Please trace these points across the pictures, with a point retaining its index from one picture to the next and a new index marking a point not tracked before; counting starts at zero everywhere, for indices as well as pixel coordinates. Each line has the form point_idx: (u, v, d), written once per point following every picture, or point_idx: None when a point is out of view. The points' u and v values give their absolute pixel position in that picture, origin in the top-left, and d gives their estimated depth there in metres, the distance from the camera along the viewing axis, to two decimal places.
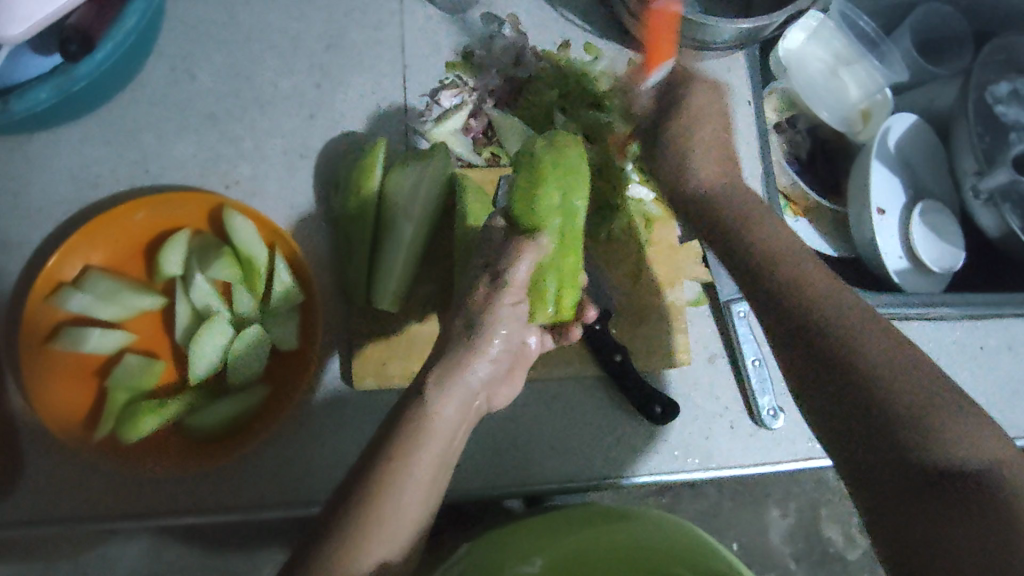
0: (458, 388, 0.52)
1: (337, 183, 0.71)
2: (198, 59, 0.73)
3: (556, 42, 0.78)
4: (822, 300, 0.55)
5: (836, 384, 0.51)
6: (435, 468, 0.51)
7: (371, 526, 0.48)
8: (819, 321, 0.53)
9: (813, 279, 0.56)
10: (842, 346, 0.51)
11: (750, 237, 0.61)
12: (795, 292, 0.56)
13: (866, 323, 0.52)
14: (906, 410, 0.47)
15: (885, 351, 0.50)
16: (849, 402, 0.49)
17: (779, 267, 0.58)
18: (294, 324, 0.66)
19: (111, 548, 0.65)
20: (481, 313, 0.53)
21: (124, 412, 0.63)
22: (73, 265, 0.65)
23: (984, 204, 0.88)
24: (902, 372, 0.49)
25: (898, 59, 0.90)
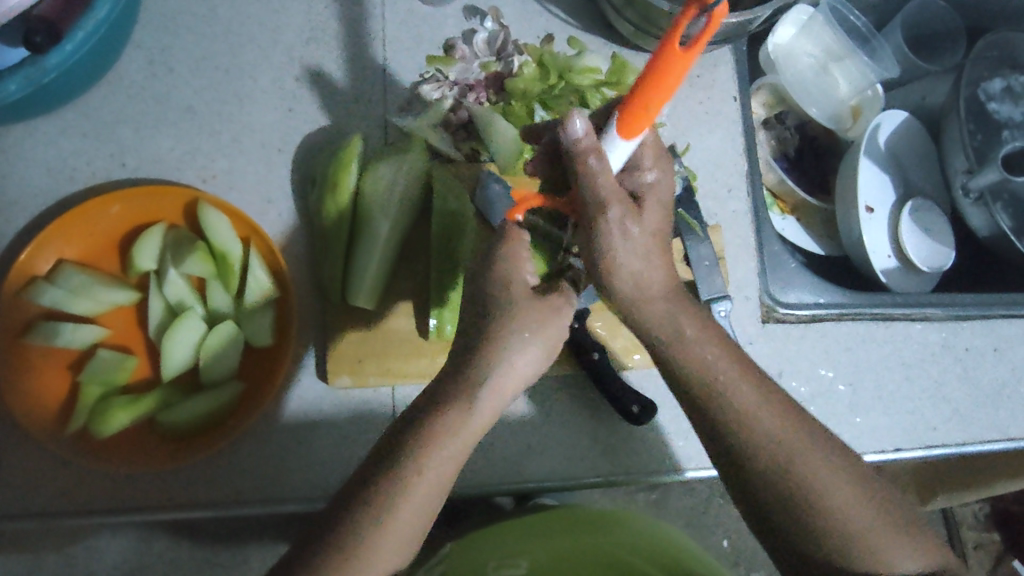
0: (482, 401, 0.49)
1: (313, 179, 0.71)
2: (176, 51, 0.73)
3: (539, 36, 0.77)
4: (766, 427, 0.49)
5: (780, 522, 0.49)
6: (441, 481, 0.49)
7: (375, 544, 0.47)
8: (758, 455, 0.49)
9: (751, 399, 0.50)
10: (788, 475, 0.48)
11: (684, 365, 0.50)
12: (734, 420, 0.50)
13: (801, 446, 0.49)
14: (841, 549, 0.47)
15: (828, 483, 0.48)
16: (799, 520, 0.48)
17: (715, 386, 0.50)
18: (269, 320, 0.66)
19: (94, 542, 0.64)
20: (531, 327, 0.49)
21: (99, 407, 0.63)
22: (47, 259, 0.65)
23: (973, 203, 0.86)
24: (850, 502, 0.48)
25: (888, 54, 0.87)
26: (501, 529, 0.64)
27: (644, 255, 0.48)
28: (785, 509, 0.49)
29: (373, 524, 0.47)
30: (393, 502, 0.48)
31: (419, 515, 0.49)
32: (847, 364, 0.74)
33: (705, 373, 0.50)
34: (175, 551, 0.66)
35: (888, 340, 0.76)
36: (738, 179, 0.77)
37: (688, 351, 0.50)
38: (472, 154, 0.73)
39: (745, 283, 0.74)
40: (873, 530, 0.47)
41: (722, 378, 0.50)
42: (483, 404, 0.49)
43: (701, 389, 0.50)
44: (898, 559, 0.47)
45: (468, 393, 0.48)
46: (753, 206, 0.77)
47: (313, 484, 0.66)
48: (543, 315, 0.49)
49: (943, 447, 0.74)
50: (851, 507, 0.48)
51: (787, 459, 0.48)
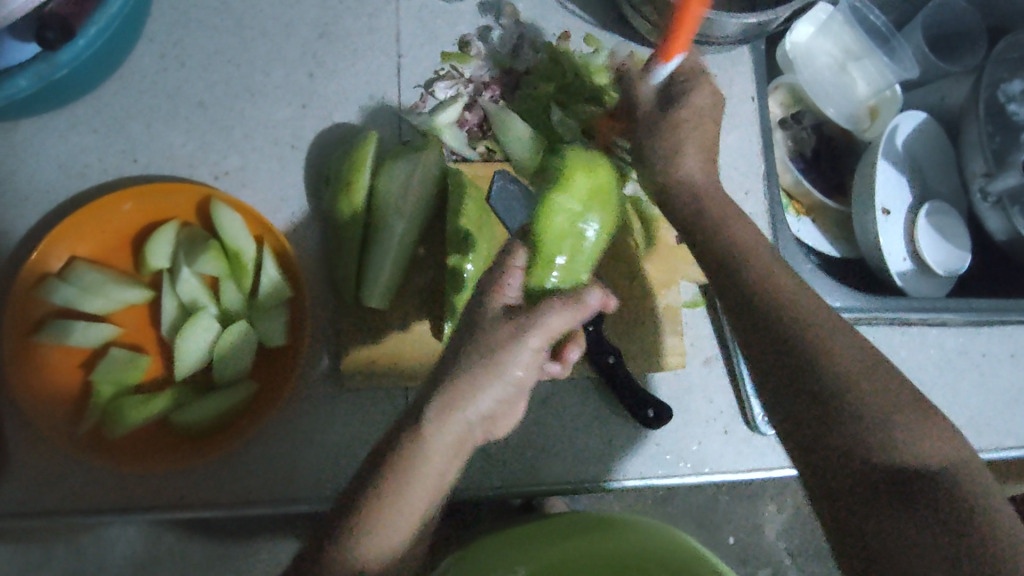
0: (458, 421, 0.51)
1: (327, 176, 0.70)
2: (188, 46, 0.72)
3: (556, 33, 0.76)
4: (788, 302, 0.54)
5: (806, 415, 0.50)
6: (430, 488, 0.52)
7: (375, 539, 0.50)
8: (784, 340, 0.52)
9: (782, 287, 0.55)
10: (810, 362, 0.51)
11: (721, 237, 0.59)
12: (761, 299, 0.55)
13: (826, 333, 0.52)
14: (862, 424, 0.48)
15: (850, 369, 0.50)
16: (815, 397, 0.50)
17: (747, 256, 0.57)
18: (282, 320, 0.65)
19: (106, 533, 0.66)
20: (494, 354, 0.50)
21: (111, 407, 0.63)
22: (59, 256, 0.64)
23: (992, 206, 0.86)
24: (867, 372, 0.50)
25: (909, 54, 0.84)
26: (516, 534, 0.64)
27: (696, 154, 0.61)
28: (802, 380, 0.51)
29: (371, 519, 0.50)
30: (387, 509, 0.50)
31: (409, 519, 0.52)
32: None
33: (735, 248, 0.58)
34: (182, 544, 0.69)
35: (904, 345, 0.75)
36: (754, 179, 0.76)
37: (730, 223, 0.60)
38: (487, 153, 0.73)
39: None
40: (891, 406, 0.48)
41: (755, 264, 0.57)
42: (461, 421, 0.51)
43: (735, 264, 0.58)
44: (920, 433, 0.47)
45: (445, 413, 0.51)
46: (770, 206, 0.76)
47: (324, 484, 0.66)
48: (509, 340, 0.50)
49: None
50: (872, 384, 0.49)
51: (810, 338, 0.52)
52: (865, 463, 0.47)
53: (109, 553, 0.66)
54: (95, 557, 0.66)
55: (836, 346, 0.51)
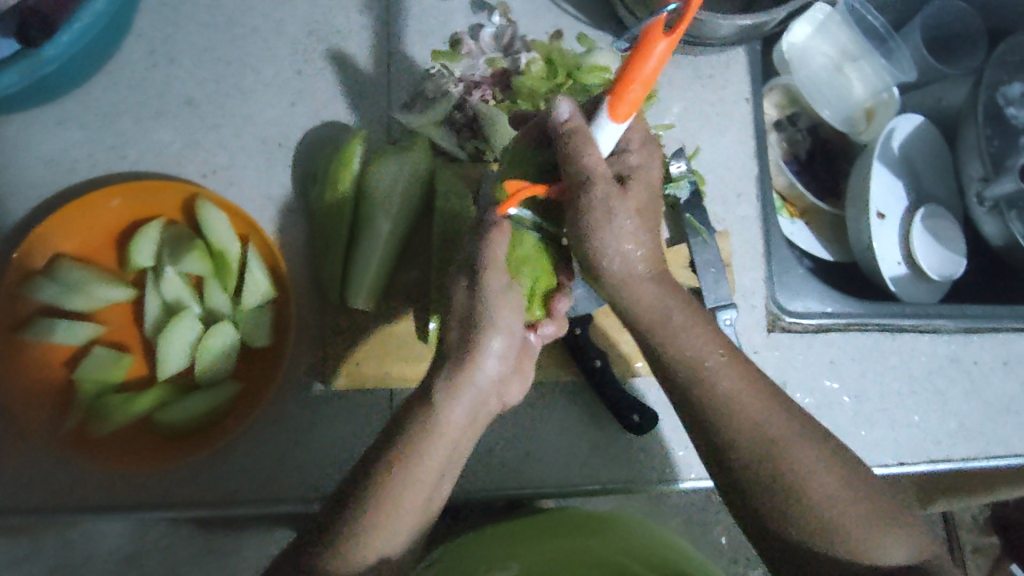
0: (465, 393, 0.49)
1: (314, 175, 0.69)
2: (178, 42, 0.71)
3: (549, 32, 0.75)
4: (745, 413, 0.49)
5: (763, 526, 0.49)
6: (431, 480, 0.50)
7: (368, 541, 0.49)
8: (747, 462, 0.49)
9: (750, 401, 0.50)
10: (775, 479, 0.48)
11: (672, 351, 0.50)
12: (728, 415, 0.49)
13: (794, 445, 0.48)
14: (817, 540, 0.48)
15: (814, 482, 0.48)
16: (786, 515, 0.48)
17: (695, 373, 0.50)
18: (266, 319, 0.65)
19: (93, 527, 0.64)
20: (478, 317, 0.49)
21: (96, 405, 0.62)
22: (43, 254, 0.63)
23: (989, 211, 0.84)
24: (838, 486, 0.48)
25: (906, 57, 0.85)
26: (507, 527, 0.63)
27: (630, 235, 0.47)
28: (769, 497, 0.48)
29: (370, 520, 0.48)
30: (386, 501, 0.49)
31: (416, 501, 0.50)
32: (853, 371, 0.73)
33: (694, 366, 0.50)
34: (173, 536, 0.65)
35: (895, 352, 0.74)
36: (747, 182, 0.76)
37: (670, 339, 0.50)
38: (476, 153, 0.71)
39: (753, 289, 0.73)
40: (853, 517, 0.47)
41: (721, 371, 0.50)
42: (465, 395, 0.49)
43: (693, 384, 0.50)
44: (880, 544, 0.47)
45: (445, 386, 0.49)
46: (762, 209, 0.75)
47: (309, 483, 0.66)
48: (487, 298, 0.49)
49: (948, 463, 0.72)
50: (839, 504, 0.47)
51: (775, 456, 0.48)
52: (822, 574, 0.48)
53: (95, 549, 0.64)
54: (83, 547, 0.64)
55: (805, 462, 0.48)
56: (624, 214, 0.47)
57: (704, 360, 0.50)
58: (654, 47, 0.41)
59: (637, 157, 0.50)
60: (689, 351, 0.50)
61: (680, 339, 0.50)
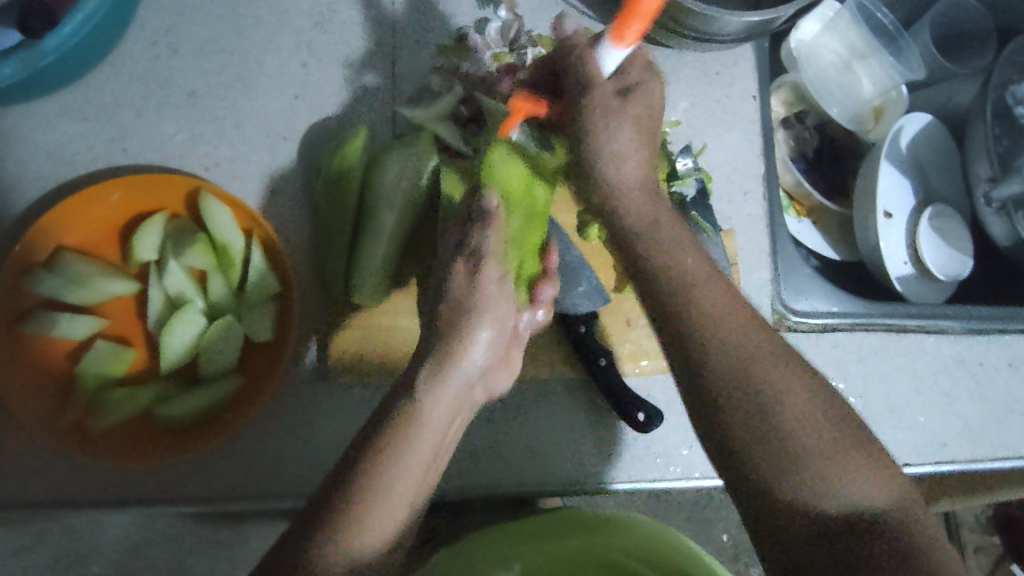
0: (451, 379, 0.51)
1: (318, 170, 0.69)
2: (180, 34, 0.71)
3: (554, 27, 0.75)
4: (725, 334, 0.50)
5: (743, 473, 0.48)
6: (421, 466, 0.50)
7: (366, 523, 0.47)
8: (725, 389, 0.49)
9: (738, 334, 0.50)
10: (752, 424, 0.48)
11: (653, 253, 0.54)
12: (706, 347, 0.50)
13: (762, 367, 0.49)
14: (796, 485, 0.46)
15: (791, 419, 0.47)
16: (769, 456, 0.47)
17: (682, 283, 0.52)
18: (269, 315, 0.64)
19: (96, 516, 0.64)
20: (464, 302, 0.52)
21: (97, 399, 0.62)
22: (45, 246, 0.63)
23: (996, 212, 0.83)
24: (814, 420, 0.47)
25: (916, 55, 0.84)
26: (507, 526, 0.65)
27: (623, 142, 0.55)
28: (749, 434, 0.48)
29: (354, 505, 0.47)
30: (376, 490, 0.47)
31: (403, 490, 0.49)
32: (859, 372, 0.72)
33: (675, 275, 0.53)
34: (175, 521, 0.68)
35: (901, 352, 0.74)
36: (754, 181, 0.75)
37: (656, 244, 0.54)
38: (481, 148, 0.69)
39: (758, 288, 0.72)
40: (828, 459, 0.46)
41: (697, 290, 0.52)
42: (451, 381, 0.51)
43: (675, 298, 0.52)
44: (856, 483, 0.46)
45: (433, 371, 0.50)
46: (768, 208, 0.75)
47: (309, 479, 0.65)
48: (471, 285, 0.53)
49: (951, 464, 0.72)
50: (814, 437, 0.47)
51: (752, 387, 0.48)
52: (804, 521, 0.46)
53: (101, 534, 0.66)
54: (90, 538, 0.66)
55: (780, 394, 0.48)
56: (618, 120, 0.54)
57: (688, 271, 0.53)
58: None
59: (636, 74, 0.55)
60: (673, 265, 0.53)
61: (668, 249, 0.54)
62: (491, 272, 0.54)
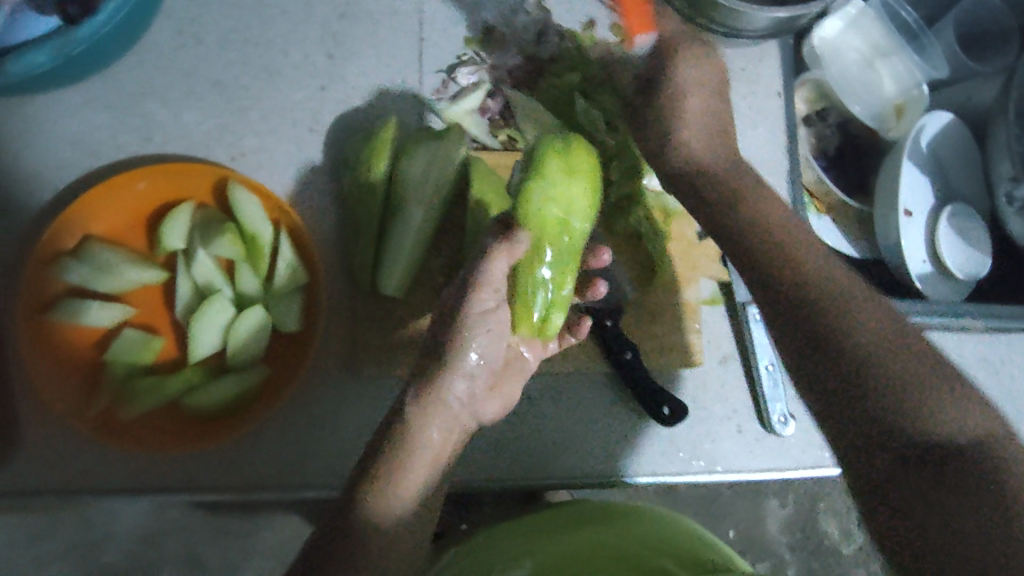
0: (440, 412, 0.53)
1: (345, 163, 0.69)
2: (206, 24, 0.71)
3: (581, 21, 0.74)
4: (799, 262, 0.52)
5: (815, 381, 0.47)
6: (427, 470, 0.53)
7: (394, 491, 0.51)
8: (798, 295, 0.50)
9: (813, 268, 0.51)
10: (845, 357, 0.46)
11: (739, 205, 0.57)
12: (776, 265, 0.52)
13: (855, 301, 0.49)
14: (885, 398, 0.44)
15: (885, 347, 0.46)
16: (837, 378, 0.46)
17: (755, 229, 0.55)
18: (296, 305, 0.64)
19: (114, 504, 0.64)
20: (460, 327, 0.53)
21: (125, 388, 0.62)
22: (73, 234, 0.63)
23: (1018, 212, 0.83)
24: (892, 345, 0.46)
25: (938, 54, 0.87)
26: (520, 533, 0.61)
27: (697, 118, 0.62)
28: (818, 345, 0.47)
29: (379, 478, 0.51)
30: (392, 472, 0.51)
31: (414, 479, 0.52)
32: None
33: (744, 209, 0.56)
34: (187, 519, 0.65)
35: None
36: (777, 177, 0.75)
37: (743, 198, 0.57)
38: (509, 141, 0.71)
39: None
40: (932, 379, 0.44)
41: (782, 241, 0.54)
42: (439, 412, 0.53)
43: (743, 233, 0.55)
44: (952, 410, 0.43)
45: (426, 402, 0.53)
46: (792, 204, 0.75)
47: (333, 471, 0.65)
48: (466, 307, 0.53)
49: None
50: (891, 342, 0.46)
51: (843, 314, 0.48)
52: (883, 448, 0.43)
53: (118, 526, 0.65)
54: (107, 525, 0.64)
55: (872, 322, 0.47)
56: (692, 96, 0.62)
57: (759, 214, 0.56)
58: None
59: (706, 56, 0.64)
60: (745, 211, 0.56)
61: (744, 193, 0.58)
62: (495, 298, 0.54)
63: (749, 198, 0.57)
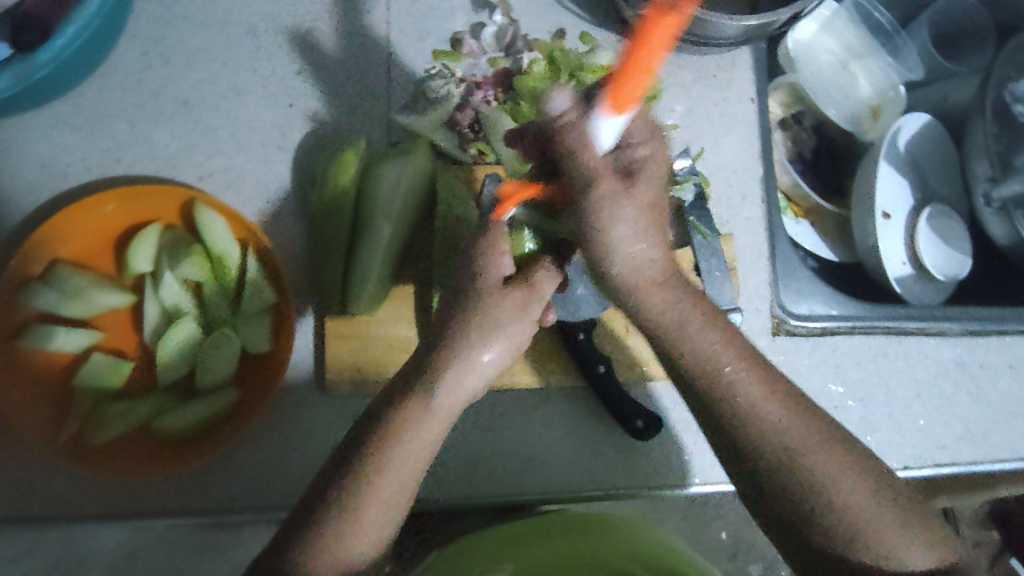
0: (445, 402, 0.48)
1: (313, 180, 0.68)
2: (172, 43, 0.70)
3: (551, 31, 0.74)
4: (743, 389, 0.47)
5: (779, 508, 0.46)
6: (405, 479, 0.48)
7: (377, 483, 0.47)
8: (752, 430, 0.46)
9: (757, 397, 0.47)
10: (827, 518, 0.45)
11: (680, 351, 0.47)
12: (728, 394, 0.47)
13: (823, 461, 0.45)
14: (849, 545, 0.45)
15: (854, 500, 0.45)
16: (804, 512, 0.45)
17: (688, 367, 0.47)
18: (266, 326, 0.64)
19: (86, 529, 0.63)
20: (490, 320, 0.48)
21: (94, 414, 0.62)
22: (40, 259, 0.62)
23: (996, 212, 0.84)
24: (858, 483, 0.45)
25: (912, 53, 0.87)
26: (516, 532, 0.60)
27: (638, 234, 0.44)
28: (781, 480, 0.46)
29: (368, 473, 0.47)
30: (384, 466, 0.47)
31: (404, 479, 0.48)
32: (859, 374, 0.72)
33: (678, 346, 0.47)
34: (162, 541, 0.63)
35: (903, 355, 0.74)
36: (752, 184, 0.75)
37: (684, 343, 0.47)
38: (478, 154, 0.70)
39: (757, 291, 0.72)
40: (892, 535, 0.45)
41: (719, 377, 0.47)
42: (441, 411, 0.48)
43: (689, 374, 0.48)
44: (910, 551, 0.45)
45: (434, 396, 0.47)
46: (767, 211, 0.74)
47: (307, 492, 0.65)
48: (506, 301, 0.48)
49: (951, 467, 0.72)
50: (849, 486, 0.45)
51: (823, 488, 0.45)
52: None
53: (90, 554, 0.63)
54: (78, 551, 0.62)
55: (847, 488, 0.45)
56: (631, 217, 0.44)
57: (699, 354, 0.47)
58: (684, 17, 0.32)
59: (646, 149, 0.46)
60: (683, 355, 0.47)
61: (680, 329, 0.47)
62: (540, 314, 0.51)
63: (687, 334, 0.47)
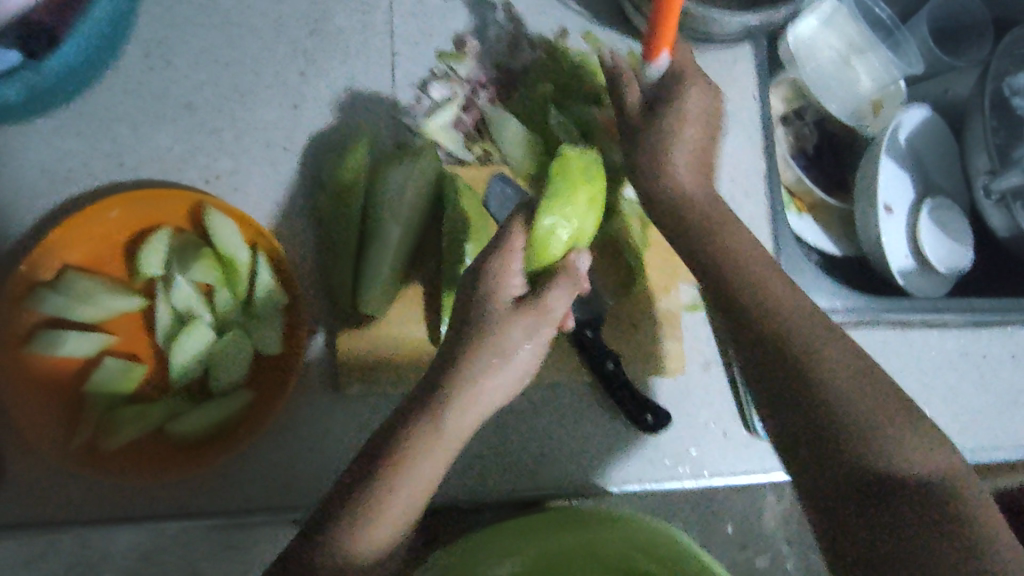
0: (467, 409, 0.54)
1: (322, 182, 0.69)
2: (175, 46, 0.70)
3: (555, 29, 0.75)
4: (771, 289, 0.57)
5: (789, 406, 0.54)
6: (428, 479, 0.52)
7: (408, 475, 0.51)
8: (773, 331, 0.55)
9: (783, 295, 0.57)
10: (833, 415, 0.52)
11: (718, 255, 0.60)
12: (755, 290, 0.57)
13: (834, 363, 0.54)
14: (854, 438, 0.51)
15: (861, 398, 0.52)
16: (813, 415, 0.53)
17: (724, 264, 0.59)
18: (278, 327, 0.65)
19: (100, 531, 0.63)
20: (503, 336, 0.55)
21: (107, 419, 0.62)
22: (50, 265, 0.63)
23: (995, 204, 0.84)
24: (864, 393, 0.52)
25: (914, 49, 0.87)
26: (526, 524, 0.60)
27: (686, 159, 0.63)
28: (794, 377, 0.54)
29: (401, 465, 0.51)
30: (414, 459, 0.52)
31: (430, 472, 0.52)
32: None
33: (716, 245, 0.60)
34: (178, 540, 0.64)
35: (907, 347, 0.75)
36: (755, 180, 0.75)
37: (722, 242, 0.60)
38: (484, 154, 0.71)
39: None
40: (897, 429, 0.51)
41: (751, 275, 0.58)
42: (457, 424, 0.53)
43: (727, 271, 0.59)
44: (913, 450, 0.51)
45: (442, 416, 0.53)
46: (771, 205, 0.75)
47: (322, 489, 0.66)
48: (520, 325, 0.55)
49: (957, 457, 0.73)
50: (860, 391, 0.53)
51: (836, 385, 0.53)
52: (851, 472, 0.51)
53: (106, 554, 0.63)
54: (93, 552, 0.63)
55: (860, 391, 0.53)
56: (680, 142, 0.63)
57: (735, 252, 0.59)
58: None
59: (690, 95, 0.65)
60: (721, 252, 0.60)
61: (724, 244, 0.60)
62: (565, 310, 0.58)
63: (728, 245, 0.60)
